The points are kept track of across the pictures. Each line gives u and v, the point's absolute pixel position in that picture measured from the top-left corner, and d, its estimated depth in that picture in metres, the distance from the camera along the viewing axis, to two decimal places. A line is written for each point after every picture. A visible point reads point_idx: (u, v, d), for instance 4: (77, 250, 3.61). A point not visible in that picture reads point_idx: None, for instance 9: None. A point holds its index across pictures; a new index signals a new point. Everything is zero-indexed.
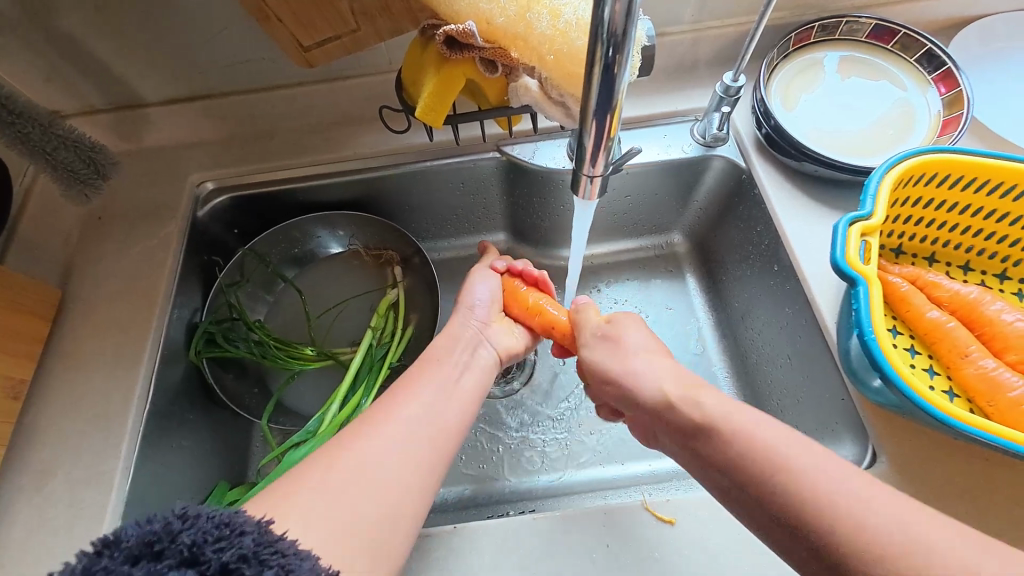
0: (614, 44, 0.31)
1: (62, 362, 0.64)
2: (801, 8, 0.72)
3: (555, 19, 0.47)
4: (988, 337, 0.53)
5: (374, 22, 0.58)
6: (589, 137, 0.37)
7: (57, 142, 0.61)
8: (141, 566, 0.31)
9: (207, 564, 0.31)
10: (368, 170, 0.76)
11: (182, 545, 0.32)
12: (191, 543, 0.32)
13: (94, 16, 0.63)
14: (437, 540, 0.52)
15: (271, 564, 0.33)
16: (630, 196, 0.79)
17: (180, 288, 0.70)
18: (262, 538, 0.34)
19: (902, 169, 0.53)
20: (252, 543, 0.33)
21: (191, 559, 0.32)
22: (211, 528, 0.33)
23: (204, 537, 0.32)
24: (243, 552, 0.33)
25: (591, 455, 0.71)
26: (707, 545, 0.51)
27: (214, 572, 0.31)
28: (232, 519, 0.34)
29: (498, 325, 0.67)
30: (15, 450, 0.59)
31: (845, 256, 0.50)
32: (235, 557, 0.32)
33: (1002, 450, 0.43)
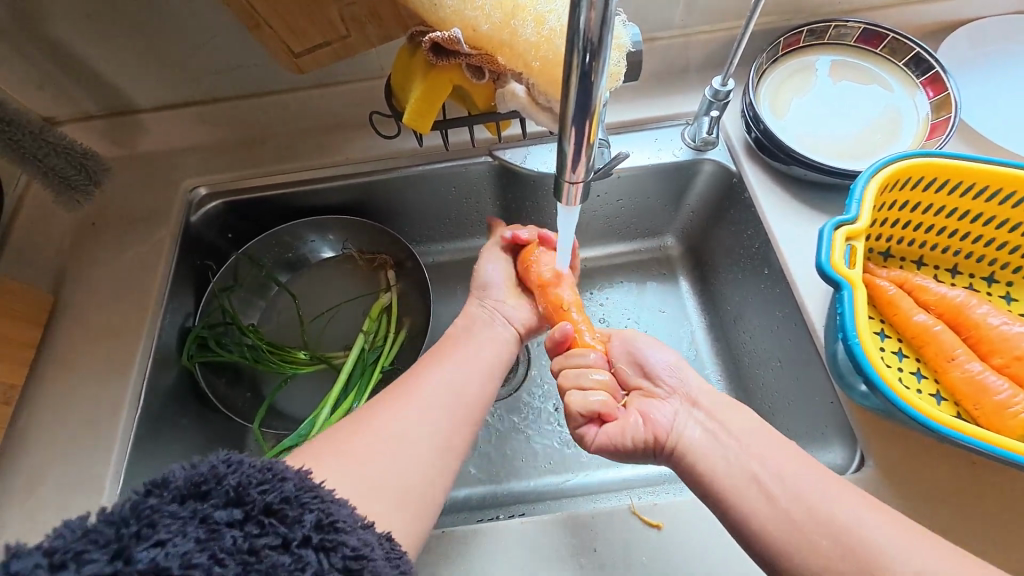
0: (590, 51, 0.31)
1: (54, 366, 0.65)
2: (790, 12, 0.72)
3: (539, 25, 0.47)
4: (975, 341, 0.53)
5: (364, 29, 0.59)
6: (569, 143, 0.37)
7: (48, 149, 0.62)
8: (189, 505, 0.32)
9: (251, 504, 0.33)
10: (360, 175, 0.76)
11: (227, 486, 0.33)
12: (235, 485, 0.33)
13: (85, 23, 0.64)
14: (427, 544, 0.52)
15: (311, 507, 0.34)
16: (621, 199, 0.80)
17: (173, 293, 0.71)
18: (302, 483, 0.35)
19: (887, 173, 0.53)
20: (294, 488, 0.35)
21: (236, 500, 0.33)
22: (253, 472, 0.35)
23: (247, 481, 0.34)
24: (284, 496, 0.34)
25: (583, 459, 0.71)
26: (695, 548, 0.51)
27: (259, 511, 0.33)
28: (273, 464, 0.35)
29: (514, 300, 0.68)
30: (7, 455, 0.60)
31: (830, 260, 0.50)
32: (278, 500, 0.34)
33: (985, 454, 0.43)
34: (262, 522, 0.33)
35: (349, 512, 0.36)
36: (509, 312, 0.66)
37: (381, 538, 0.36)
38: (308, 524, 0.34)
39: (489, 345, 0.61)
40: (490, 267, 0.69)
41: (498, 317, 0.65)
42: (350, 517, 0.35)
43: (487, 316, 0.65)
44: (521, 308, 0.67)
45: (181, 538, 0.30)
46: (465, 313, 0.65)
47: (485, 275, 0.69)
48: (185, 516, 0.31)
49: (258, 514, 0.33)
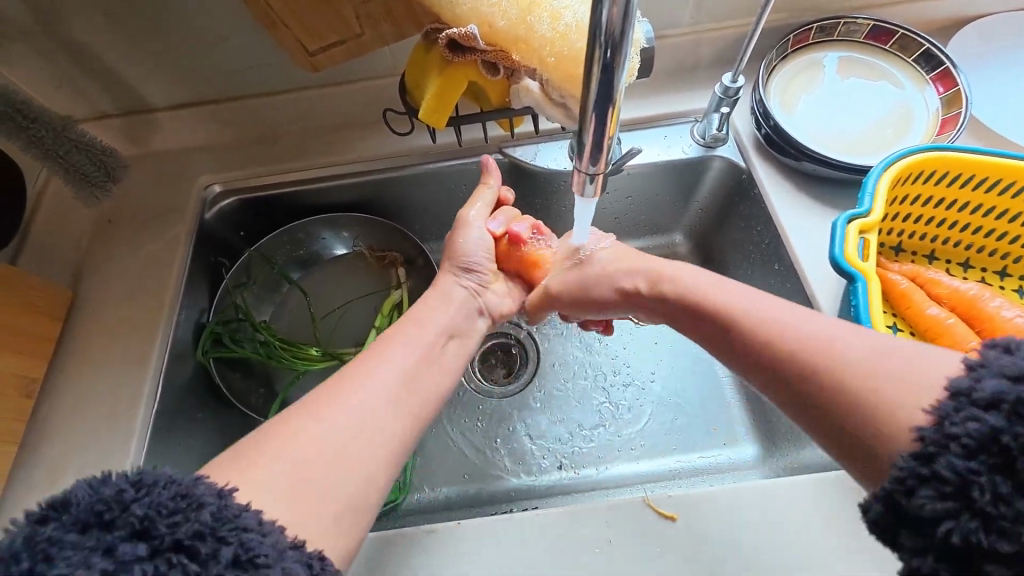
0: (611, 45, 0.32)
1: (71, 360, 0.65)
2: (800, 9, 0.73)
3: (555, 21, 0.48)
4: (988, 334, 0.54)
5: (378, 27, 0.59)
6: (588, 135, 0.37)
7: (70, 146, 0.64)
8: (91, 535, 0.30)
9: (158, 540, 0.30)
10: (372, 172, 0.77)
11: (133, 516, 0.30)
12: (143, 516, 0.31)
13: (105, 23, 0.65)
14: (442, 536, 0.53)
15: (229, 540, 0.31)
16: (631, 196, 0.80)
17: (188, 289, 0.71)
18: (220, 510, 0.32)
19: (899, 166, 0.53)
20: (210, 518, 0.31)
21: (143, 531, 0.30)
22: (166, 499, 0.32)
23: (158, 510, 0.31)
24: (198, 528, 0.31)
25: (594, 454, 0.72)
26: (709, 539, 0.51)
27: (164, 547, 0.30)
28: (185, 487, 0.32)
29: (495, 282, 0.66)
30: (27, 447, 0.60)
31: (843, 253, 0.50)
32: (190, 534, 0.30)
33: None
34: (170, 560, 0.30)
35: (272, 543, 0.32)
36: (488, 294, 0.64)
37: (312, 563, 0.33)
38: (224, 560, 0.30)
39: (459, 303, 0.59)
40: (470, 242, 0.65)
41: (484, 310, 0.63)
42: (275, 547, 0.32)
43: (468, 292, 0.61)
44: (498, 297, 0.66)
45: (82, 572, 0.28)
46: (439, 286, 0.61)
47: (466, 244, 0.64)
48: (88, 547, 0.29)
49: (165, 549, 0.30)
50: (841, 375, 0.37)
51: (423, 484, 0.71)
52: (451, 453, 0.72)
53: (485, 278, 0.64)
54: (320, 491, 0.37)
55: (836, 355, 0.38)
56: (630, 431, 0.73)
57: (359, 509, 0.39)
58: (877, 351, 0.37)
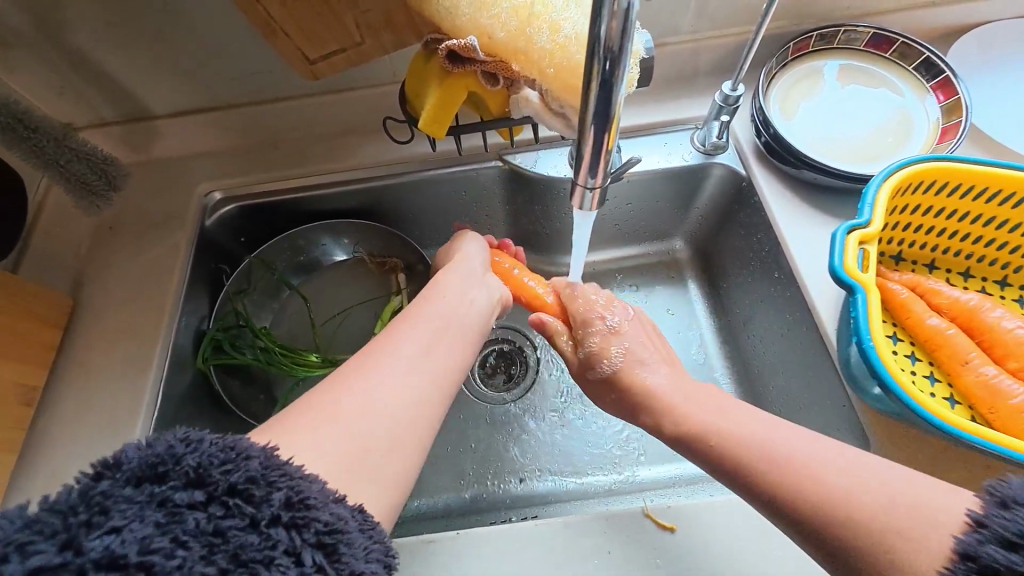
0: (611, 59, 0.32)
1: (72, 368, 0.65)
2: (800, 17, 0.73)
3: (554, 33, 0.48)
4: (988, 345, 0.53)
5: (379, 36, 0.59)
6: (587, 147, 0.37)
7: (71, 155, 0.65)
8: (144, 489, 0.30)
9: (213, 486, 0.31)
10: (372, 179, 0.77)
11: (186, 467, 0.31)
12: (196, 466, 0.31)
13: (106, 32, 0.65)
14: (441, 545, 0.53)
15: (280, 485, 0.32)
16: (630, 203, 0.80)
17: (189, 296, 0.72)
18: (268, 461, 0.33)
19: (899, 177, 0.53)
20: (259, 467, 0.32)
21: (198, 480, 0.31)
22: (216, 451, 0.32)
23: (208, 460, 0.32)
24: (250, 474, 0.32)
25: (593, 462, 0.72)
26: (708, 550, 0.51)
27: (222, 492, 0.31)
28: (235, 441, 0.33)
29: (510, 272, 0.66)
30: (28, 454, 0.61)
31: (843, 264, 0.50)
32: (242, 480, 0.31)
33: (998, 456, 0.44)
34: (225, 504, 0.31)
35: (321, 488, 0.33)
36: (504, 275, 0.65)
37: (356, 510, 0.34)
38: (277, 503, 0.31)
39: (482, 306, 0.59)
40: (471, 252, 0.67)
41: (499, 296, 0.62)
42: (323, 494, 0.33)
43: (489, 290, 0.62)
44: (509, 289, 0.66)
45: (138, 523, 0.28)
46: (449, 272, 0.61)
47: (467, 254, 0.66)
48: (141, 500, 0.29)
49: (220, 494, 0.31)
50: (826, 511, 0.40)
51: (422, 492, 0.71)
52: (450, 460, 0.72)
53: (499, 277, 0.65)
54: (347, 463, 0.38)
55: (822, 487, 0.41)
56: (631, 438, 0.73)
57: (384, 483, 0.39)
58: (859, 484, 0.40)
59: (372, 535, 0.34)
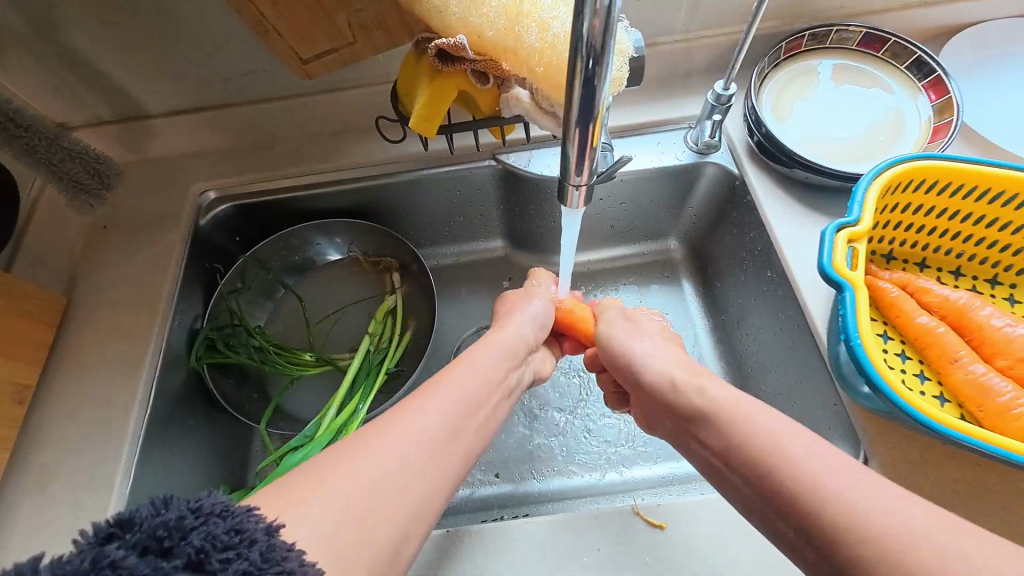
0: (593, 56, 0.32)
1: (65, 366, 0.66)
2: (792, 17, 0.73)
3: (543, 31, 0.48)
4: (977, 343, 0.53)
5: (371, 35, 0.60)
6: (573, 146, 0.37)
7: (64, 154, 0.65)
8: (147, 562, 0.27)
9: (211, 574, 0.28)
10: (366, 179, 0.77)
11: (190, 545, 0.29)
12: (198, 547, 0.29)
13: (100, 31, 0.65)
14: (431, 543, 0.53)
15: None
16: (624, 202, 0.80)
17: (182, 295, 0.72)
18: (269, 553, 0.30)
19: (889, 176, 0.53)
20: (260, 557, 0.30)
21: (195, 566, 0.28)
22: (222, 532, 0.30)
23: (211, 543, 0.29)
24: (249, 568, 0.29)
25: (586, 461, 0.72)
26: (698, 548, 0.51)
27: None
28: (244, 523, 0.31)
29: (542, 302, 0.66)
30: (21, 453, 0.61)
31: (831, 262, 0.50)
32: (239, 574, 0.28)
33: (987, 454, 0.44)
34: None
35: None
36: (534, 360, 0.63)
37: None
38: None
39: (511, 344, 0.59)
40: (530, 306, 0.65)
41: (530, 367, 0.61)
42: None
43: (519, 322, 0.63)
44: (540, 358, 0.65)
45: None
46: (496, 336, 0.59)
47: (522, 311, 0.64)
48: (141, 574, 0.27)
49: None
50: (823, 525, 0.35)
51: None
52: None
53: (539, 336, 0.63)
54: (359, 521, 0.36)
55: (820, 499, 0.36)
56: (623, 438, 0.73)
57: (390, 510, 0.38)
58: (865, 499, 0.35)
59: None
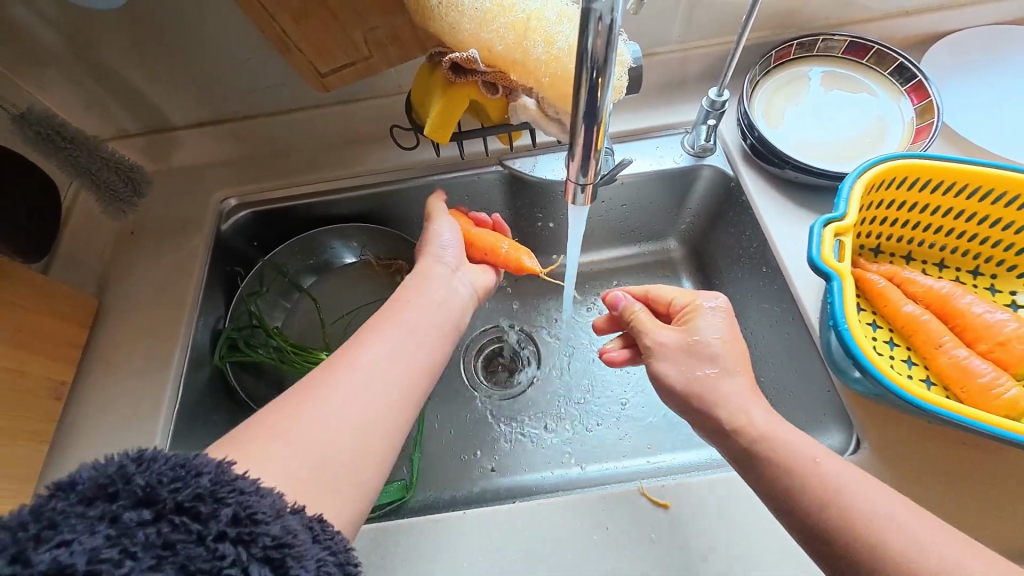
0: (596, 69, 0.36)
1: (98, 364, 0.69)
2: (781, 27, 0.78)
3: (549, 45, 0.52)
4: (961, 329, 0.57)
5: (385, 50, 0.64)
6: (579, 148, 0.41)
7: (101, 163, 0.70)
8: (96, 506, 0.31)
9: (162, 504, 0.32)
10: (378, 184, 0.81)
11: (135, 486, 0.32)
12: (145, 485, 0.32)
13: (132, 49, 0.70)
14: (448, 525, 0.56)
15: (229, 501, 0.33)
16: (625, 204, 0.84)
17: (206, 296, 0.75)
18: (220, 477, 0.34)
19: (873, 173, 0.57)
20: (208, 483, 0.33)
21: (145, 499, 0.32)
22: (165, 469, 0.33)
23: (159, 479, 0.32)
24: (199, 491, 0.33)
25: (592, 452, 0.75)
26: (701, 527, 0.54)
27: (172, 510, 0.32)
28: (189, 459, 0.34)
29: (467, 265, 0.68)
30: (58, 446, 0.64)
31: (820, 254, 0.54)
32: (190, 497, 0.32)
33: (972, 429, 0.47)
34: (174, 521, 0.31)
35: (271, 503, 0.34)
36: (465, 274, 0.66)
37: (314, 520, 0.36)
38: (225, 519, 0.32)
39: (444, 283, 0.62)
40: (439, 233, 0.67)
41: (462, 280, 0.65)
42: (273, 507, 0.34)
43: (448, 273, 0.64)
44: (471, 272, 0.68)
45: (87, 536, 0.29)
46: (419, 269, 0.64)
47: (436, 237, 0.67)
48: (92, 516, 0.30)
49: (169, 513, 0.31)
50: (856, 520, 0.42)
51: (430, 484, 0.73)
52: (454, 450, 0.76)
53: (459, 260, 0.67)
54: None
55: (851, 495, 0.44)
56: (627, 430, 0.76)
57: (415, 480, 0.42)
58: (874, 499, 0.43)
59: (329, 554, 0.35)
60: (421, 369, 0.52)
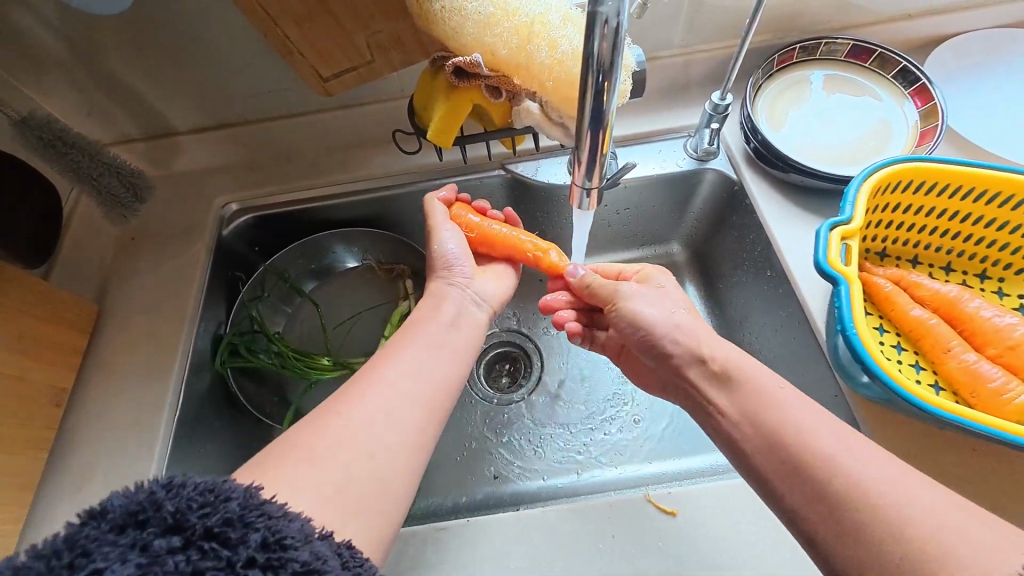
0: (602, 73, 0.36)
1: (98, 370, 0.69)
2: (783, 31, 0.78)
3: (552, 50, 0.52)
4: (969, 333, 0.56)
5: (388, 54, 0.64)
6: (584, 151, 0.41)
7: (102, 168, 0.69)
8: (127, 534, 0.31)
9: (191, 530, 0.32)
10: (380, 188, 0.81)
11: (165, 512, 0.32)
12: (175, 510, 0.32)
13: (135, 54, 0.70)
14: (452, 533, 0.55)
15: (258, 526, 0.33)
16: (628, 208, 0.83)
17: (207, 301, 0.75)
18: (249, 502, 0.34)
19: (878, 176, 0.57)
20: (237, 508, 0.33)
21: (174, 526, 0.32)
22: (195, 495, 0.33)
23: (188, 505, 0.32)
24: (228, 516, 0.33)
25: (597, 458, 0.74)
26: (708, 535, 0.53)
27: (199, 537, 0.31)
28: (218, 486, 0.34)
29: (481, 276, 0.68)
30: (57, 454, 0.63)
31: (826, 258, 0.54)
32: (220, 522, 0.32)
33: (983, 436, 0.46)
34: (202, 547, 0.31)
35: (300, 528, 0.34)
36: (477, 289, 0.66)
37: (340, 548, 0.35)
38: (254, 544, 0.32)
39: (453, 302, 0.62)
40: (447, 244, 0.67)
41: (473, 296, 0.65)
42: (302, 531, 0.34)
43: (458, 292, 0.64)
44: (482, 282, 0.67)
45: (119, 565, 0.29)
46: (431, 291, 0.64)
47: (441, 251, 0.66)
48: (123, 545, 0.30)
49: (198, 538, 0.31)
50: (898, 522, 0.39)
51: (433, 491, 0.73)
52: (457, 457, 0.75)
53: (469, 275, 0.66)
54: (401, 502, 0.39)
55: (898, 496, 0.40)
56: (632, 435, 0.75)
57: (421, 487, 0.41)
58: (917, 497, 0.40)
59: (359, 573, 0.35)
60: (424, 376, 0.52)
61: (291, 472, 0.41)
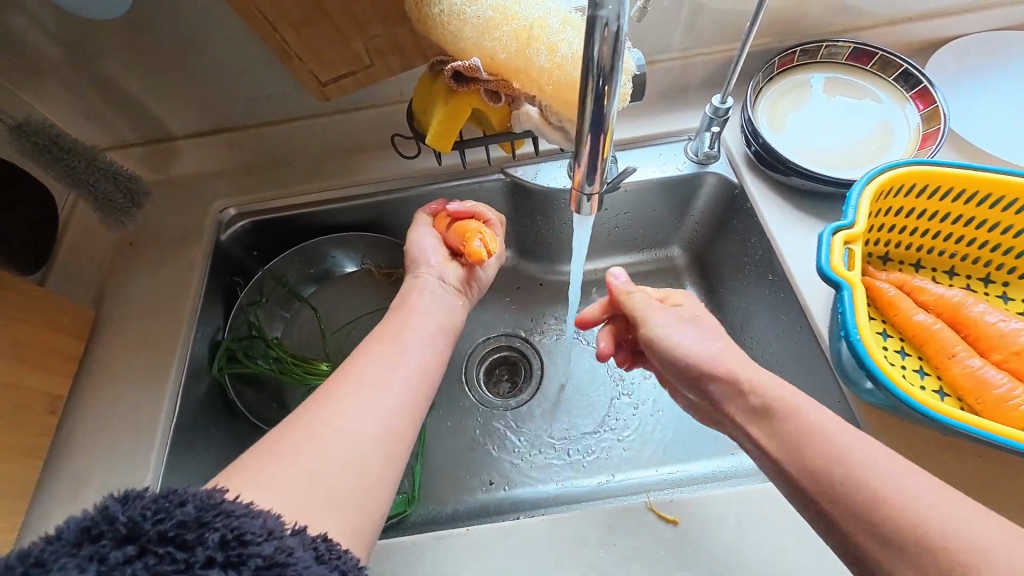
0: (602, 77, 0.35)
1: (94, 377, 0.68)
2: (783, 34, 0.77)
3: (552, 54, 0.52)
4: (974, 338, 0.56)
5: (386, 59, 0.63)
6: (584, 155, 0.41)
7: (99, 174, 0.69)
8: (81, 548, 0.29)
9: (145, 537, 0.30)
10: (379, 193, 0.81)
11: (119, 523, 0.30)
12: (128, 520, 0.30)
13: (132, 59, 0.69)
14: (451, 543, 0.55)
15: (216, 525, 0.31)
16: (628, 212, 0.83)
17: (205, 307, 0.74)
18: (206, 502, 0.32)
19: (881, 180, 0.56)
20: (194, 511, 0.32)
21: (129, 535, 0.30)
22: (149, 502, 0.31)
23: (142, 513, 0.31)
24: (183, 519, 0.31)
25: (597, 463, 0.73)
26: (712, 543, 0.53)
27: (154, 543, 0.30)
28: (174, 492, 0.32)
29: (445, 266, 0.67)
30: (52, 462, 0.63)
31: (830, 263, 0.53)
32: (175, 526, 0.31)
33: (990, 444, 0.46)
34: (159, 552, 0.30)
35: (262, 523, 0.33)
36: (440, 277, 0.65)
37: (310, 542, 0.34)
38: (212, 544, 0.31)
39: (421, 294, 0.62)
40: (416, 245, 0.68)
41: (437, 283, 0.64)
42: (265, 527, 0.33)
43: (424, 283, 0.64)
44: (446, 269, 0.66)
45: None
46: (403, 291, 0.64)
47: (417, 248, 0.67)
48: (79, 558, 0.29)
49: (153, 544, 0.30)
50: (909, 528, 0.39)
51: (432, 498, 0.72)
52: (456, 463, 0.75)
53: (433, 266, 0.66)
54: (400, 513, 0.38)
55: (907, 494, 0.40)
56: (633, 441, 0.75)
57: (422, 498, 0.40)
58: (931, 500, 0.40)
59: (334, 565, 0.34)
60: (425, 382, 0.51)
61: (286, 482, 0.40)
